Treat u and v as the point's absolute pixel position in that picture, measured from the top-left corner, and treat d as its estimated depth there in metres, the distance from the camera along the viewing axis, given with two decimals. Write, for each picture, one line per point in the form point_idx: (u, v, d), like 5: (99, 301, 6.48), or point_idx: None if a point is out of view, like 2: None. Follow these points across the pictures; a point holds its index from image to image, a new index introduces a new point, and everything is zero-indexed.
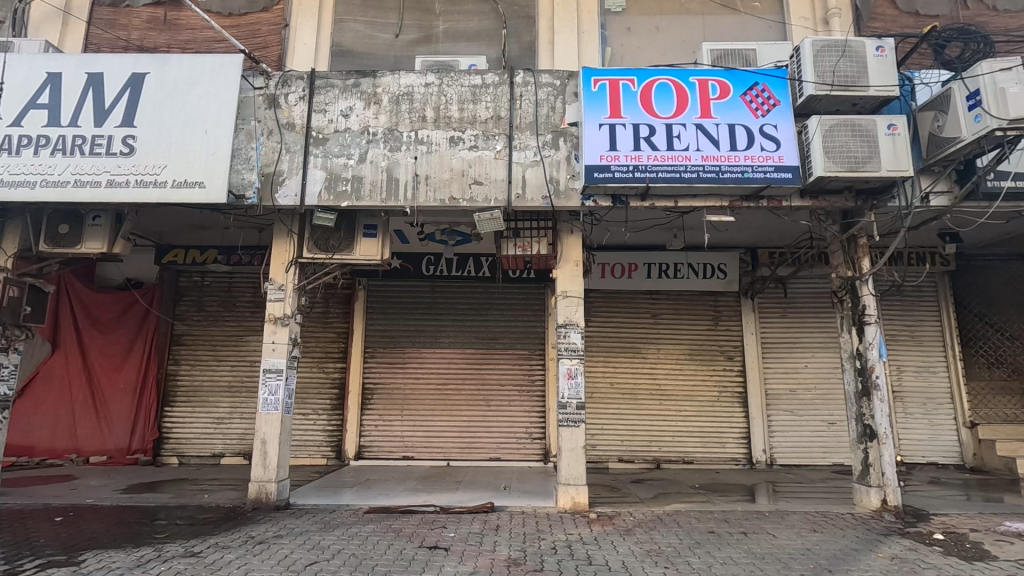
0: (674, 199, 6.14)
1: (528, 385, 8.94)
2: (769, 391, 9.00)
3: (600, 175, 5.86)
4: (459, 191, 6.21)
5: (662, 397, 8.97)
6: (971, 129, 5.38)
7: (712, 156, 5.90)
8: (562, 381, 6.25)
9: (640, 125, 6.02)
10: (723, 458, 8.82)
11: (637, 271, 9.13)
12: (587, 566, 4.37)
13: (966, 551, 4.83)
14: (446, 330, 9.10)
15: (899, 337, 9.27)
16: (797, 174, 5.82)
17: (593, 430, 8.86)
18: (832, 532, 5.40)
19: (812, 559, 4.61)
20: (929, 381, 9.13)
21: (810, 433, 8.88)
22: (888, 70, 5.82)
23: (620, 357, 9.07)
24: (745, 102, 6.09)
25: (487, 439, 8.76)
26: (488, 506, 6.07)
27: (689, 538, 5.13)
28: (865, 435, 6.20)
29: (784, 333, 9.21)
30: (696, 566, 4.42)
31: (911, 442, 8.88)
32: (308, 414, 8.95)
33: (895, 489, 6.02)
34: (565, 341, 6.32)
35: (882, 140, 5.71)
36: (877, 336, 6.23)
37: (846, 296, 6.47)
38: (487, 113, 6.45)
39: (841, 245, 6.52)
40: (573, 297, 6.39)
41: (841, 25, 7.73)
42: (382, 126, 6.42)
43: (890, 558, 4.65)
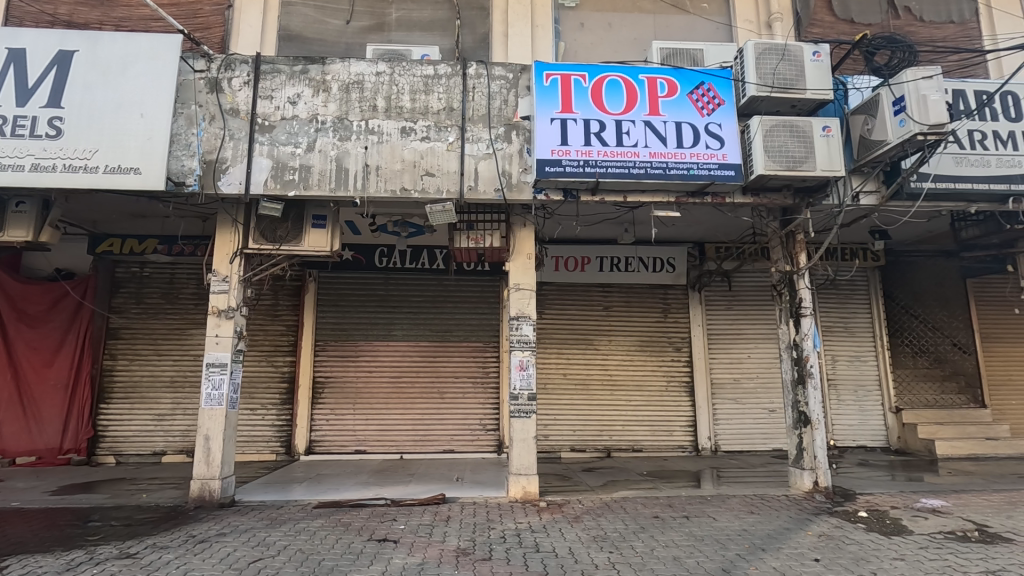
0: (623, 194, 6.27)
1: (482, 377, 9.00)
2: (714, 380, 9.36)
3: (551, 169, 5.92)
4: (411, 182, 6.15)
5: (613, 388, 9.19)
6: (896, 133, 5.73)
7: (659, 153, 6.07)
8: (514, 372, 6.31)
9: (591, 121, 6.11)
10: (670, 446, 9.11)
11: (590, 264, 9.27)
12: (535, 553, 4.46)
13: (885, 527, 5.20)
14: (400, 323, 9.02)
15: (834, 328, 9.80)
16: (739, 172, 6.05)
17: (547, 421, 8.99)
18: (767, 513, 5.69)
19: (747, 539, 4.86)
20: (860, 369, 9.71)
21: (752, 420, 9.31)
22: (823, 75, 6.12)
23: (574, 349, 9.23)
24: (692, 101, 6.27)
25: (441, 431, 8.76)
26: (440, 497, 6.10)
27: (634, 523, 5.30)
28: (800, 421, 6.54)
29: (728, 325, 9.59)
30: (640, 550, 4.57)
31: (843, 427, 9.43)
32: (255, 409, 8.70)
33: (825, 471, 6.41)
34: (517, 333, 6.39)
35: (817, 141, 6.00)
36: (812, 328, 6.58)
37: (784, 289, 6.80)
38: (439, 104, 6.40)
39: (780, 241, 6.84)
40: (525, 290, 6.45)
41: (782, 29, 8.07)
42: (332, 115, 6.28)
43: (817, 536, 4.94)
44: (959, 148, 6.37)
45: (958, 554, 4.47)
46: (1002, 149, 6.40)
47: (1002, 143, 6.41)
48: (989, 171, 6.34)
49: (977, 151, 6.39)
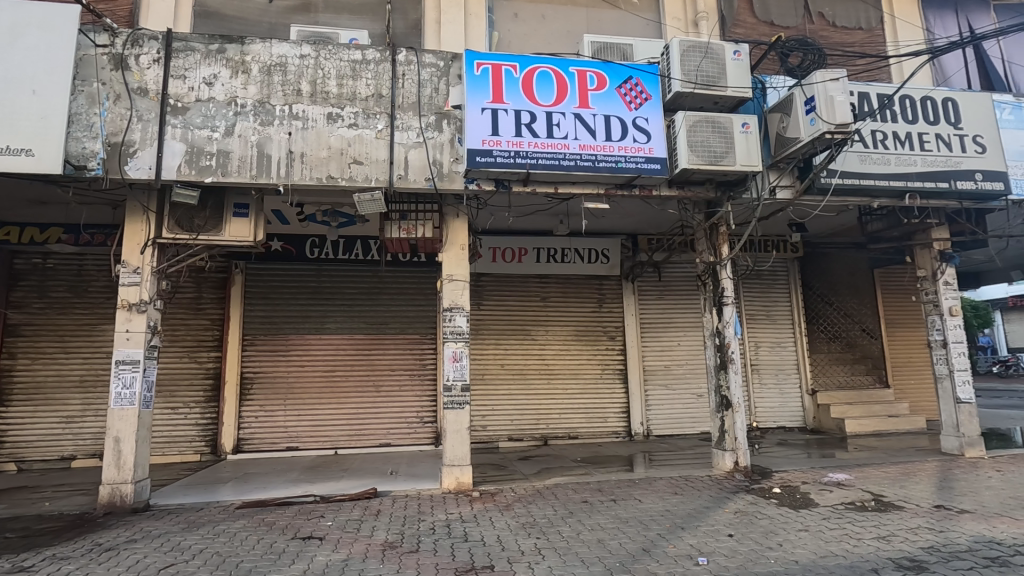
0: (554, 185, 6.34)
1: (419, 369, 8.91)
2: (647, 368, 9.67)
3: (482, 159, 5.90)
4: (338, 170, 5.96)
5: (550, 377, 9.32)
6: (808, 131, 6.09)
7: (589, 145, 6.16)
8: (447, 364, 6.29)
9: (521, 112, 6.12)
10: (605, 432, 9.36)
11: (527, 255, 9.32)
12: (463, 543, 4.47)
13: (795, 501, 5.56)
14: (333, 315, 8.77)
15: (757, 316, 10.33)
16: (664, 166, 6.25)
17: (484, 412, 9.01)
18: (690, 493, 5.97)
19: (668, 518, 5.08)
20: (781, 354, 10.29)
21: (682, 405, 9.71)
22: (743, 73, 6.41)
23: (511, 339, 9.29)
24: (620, 95, 6.39)
25: (377, 425, 8.63)
26: (371, 492, 6.00)
27: (564, 509, 5.43)
28: (722, 404, 6.86)
29: (660, 314, 9.93)
30: (566, 535, 4.68)
31: (765, 410, 9.99)
32: (176, 408, 8.22)
33: (745, 451, 6.78)
34: (450, 325, 6.35)
35: (737, 137, 6.28)
36: (733, 316, 6.90)
37: (708, 279, 7.09)
38: (367, 90, 6.23)
39: (704, 233, 7.12)
40: (459, 281, 6.42)
41: (708, 28, 8.36)
42: (252, 98, 5.99)
43: (733, 513, 5.22)
44: (864, 147, 6.84)
45: (856, 522, 4.84)
46: (900, 148, 6.93)
47: (901, 143, 6.94)
48: (890, 169, 6.85)
49: (880, 150, 6.88)
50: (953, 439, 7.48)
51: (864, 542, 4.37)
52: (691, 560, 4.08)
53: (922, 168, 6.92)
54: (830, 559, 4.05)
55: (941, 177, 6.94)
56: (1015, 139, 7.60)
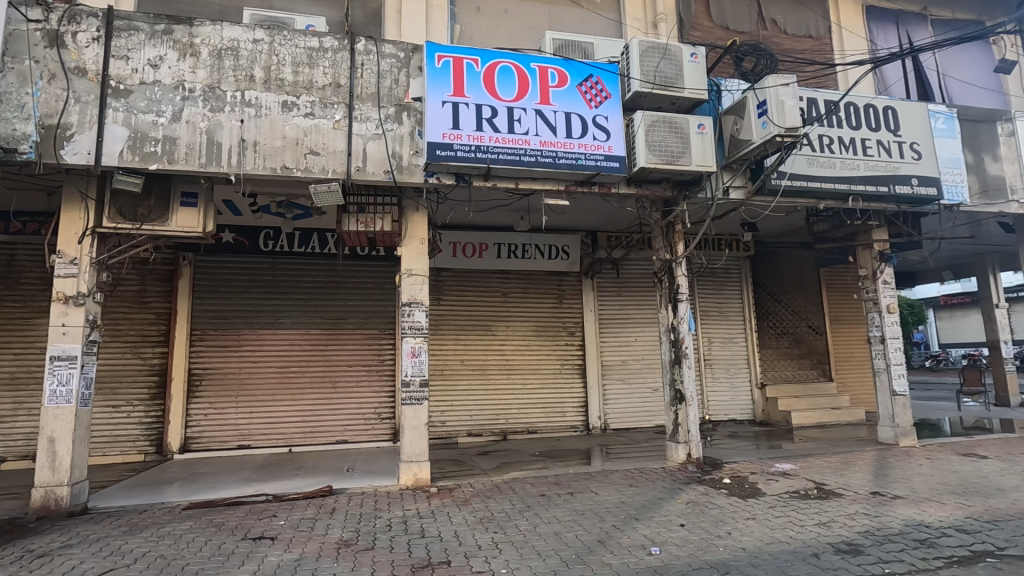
0: (515, 181, 6.34)
1: (377, 365, 8.78)
2: (605, 362, 9.84)
3: (442, 153, 5.85)
4: (293, 160, 5.79)
5: (510, 372, 9.35)
6: (759, 134, 6.31)
7: (550, 141, 6.20)
8: (405, 359, 6.22)
9: (483, 107, 6.09)
10: (564, 426, 9.47)
11: (487, 251, 9.30)
12: (420, 539, 4.44)
13: (744, 491, 5.78)
14: (288, 309, 8.53)
15: (710, 312, 10.64)
16: (623, 164, 6.35)
17: (443, 407, 8.96)
18: (644, 485, 6.11)
19: (623, 510, 5.19)
20: (732, 349, 10.64)
21: (638, 399, 9.92)
22: (699, 75, 6.58)
23: (471, 335, 9.26)
24: (581, 93, 6.44)
25: (334, 421, 8.46)
26: (327, 489, 5.88)
27: (521, 503, 5.46)
28: (676, 398, 7.05)
29: (618, 310, 10.10)
30: (523, 528, 4.72)
31: (717, 403, 10.31)
32: (118, 406, 7.82)
33: (697, 443, 6.98)
34: (409, 320, 6.29)
35: (693, 138, 6.45)
36: (687, 312, 7.10)
37: (664, 276, 7.26)
38: (324, 79, 6.08)
39: (661, 231, 7.28)
40: (418, 276, 6.36)
41: (667, 30, 8.48)
42: (201, 83, 5.74)
43: (686, 503, 5.38)
44: (811, 150, 7.13)
45: (799, 510, 5.07)
46: (845, 153, 7.26)
47: (845, 147, 7.27)
48: (835, 172, 7.17)
49: (826, 154, 7.19)
50: (889, 429, 7.92)
51: (807, 528, 4.58)
52: (645, 550, 4.18)
53: (864, 172, 7.27)
54: (775, 545, 4.22)
55: (882, 181, 7.31)
56: (948, 147, 8.05)
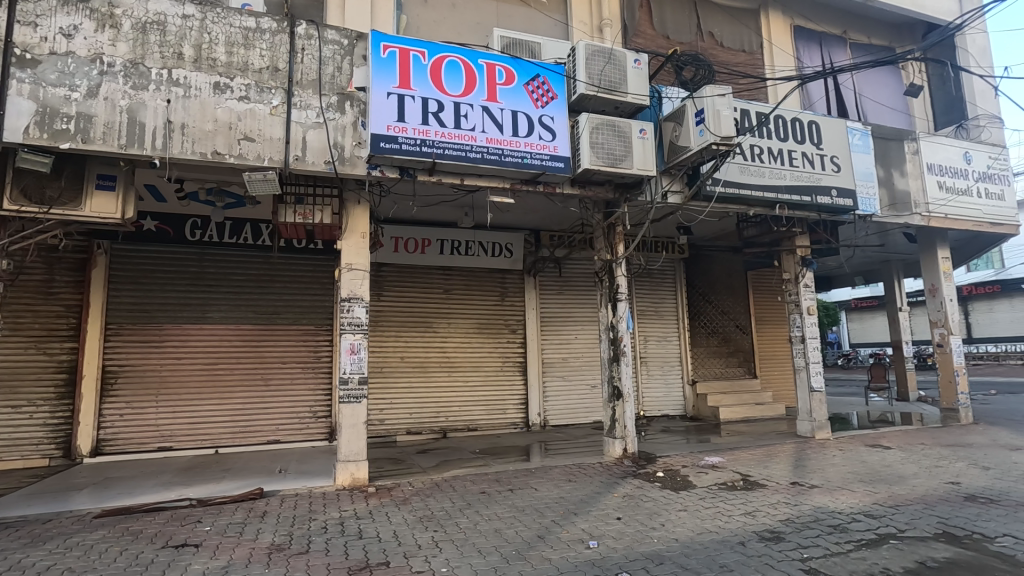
0: (460, 177, 6.29)
1: (313, 362, 8.48)
2: (545, 360, 9.96)
3: (386, 145, 5.72)
4: (225, 145, 5.48)
5: (451, 369, 9.29)
6: (697, 141, 6.58)
7: (496, 139, 6.19)
8: (343, 356, 6.05)
9: (429, 100, 5.99)
10: (504, 423, 9.51)
11: (430, 247, 9.17)
12: (357, 541, 4.33)
13: (676, 483, 6.02)
14: (216, 303, 8.07)
15: (647, 312, 10.97)
16: (567, 165, 6.45)
17: (382, 405, 8.78)
18: (582, 480, 6.24)
19: (562, 505, 5.28)
20: (667, 348, 11.03)
21: (577, 396, 10.11)
22: (642, 81, 6.78)
23: (412, 332, 9.12)
24: (528, 92, 6.47)
25: (265, 421, 8.10)
26: (257, 492, 5.63)
27: (461, 500, 5.44)
28: (614, 395, 7.23)
29: (559, 308, 10.25)
30: (463, 526, 4.70)
31: (652, 399, 10.68)
32: (19, 406, 7.12)
33: (633, 438, 7.21)
34: (348, 316, 6.11)
35: (635, 142, 6.64)
36: (626, 311, 7.32)
37: (605, 276, 7.44)
38: (261, 62, 5.79)
39: (603, 232, 7.45)
40: (359, 270, 6.19)
41: (611, 35, 8.65)
42: (122, 58, 5.33)
43: (622, 497, 5.54)
44: (743, 159, 7.51)
45: (727, 500, 5.35)
46: (773, 163, 7.69)
47: (774, 158, 7.71)
48: (764, 181, 7.58)
49: (756, 163, 7.59)
50: (806, 423, 8.48)
51: (734, 518, 4.83)
52: (583, 544, 4.27)
53: (790, 182, 7.74)
54: (705, 535, 4.42)
55: (805, 191, 7.80)
56: (863, 161, 8.71)
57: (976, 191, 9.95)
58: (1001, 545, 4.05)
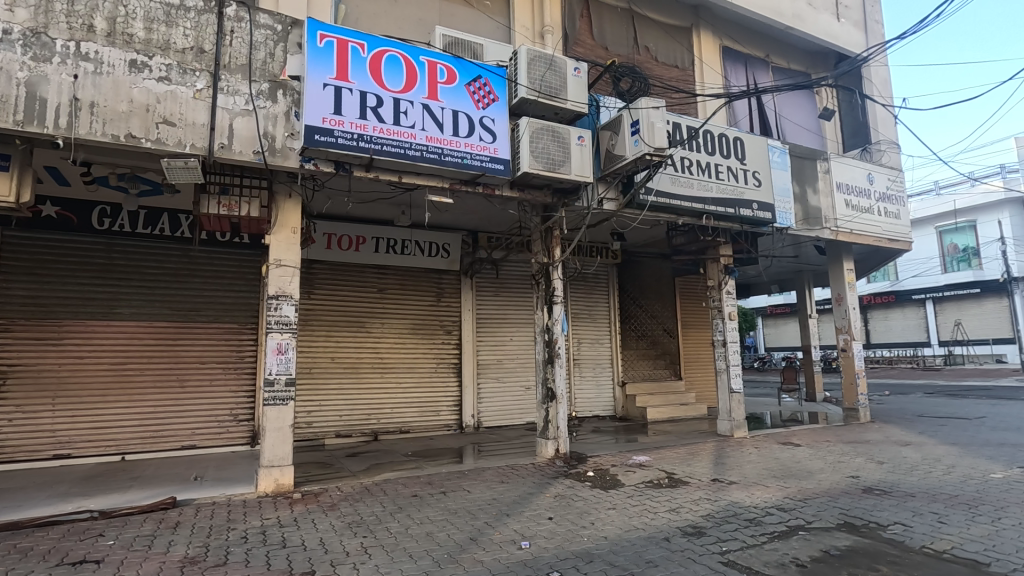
0: (398, 174, 6.17)
1: (235, 362, 8.03)
2: (480, 361, 9.96)
3: (321, 138, 5.52)
4: (140, 128, 5.08)
5: (383, 370, 9.08)
6: (632, 151, 6.82)
7: (435, 138, 6.12)
8: (270, 356, 5.78)
9: (367, 94, 5.84)
10: (437, 425, 9.42)
11: (365, 244, 8.93)
12: (280, 550, 4.14)
13: (606, 482, 6.19)
14: (126, 298, 7.47)
15: (581, 315, 11.20)
16: (507, 167, 6.48)
17: (310, 408, 8.45)
18: (515, 481, 6.28)
19: (495, 506, 5.28)
20: (599, 350, 11.31)
21: (511, 397, 10.18)
22: (581, 89, 6.95)
23: (344, 332, 8.84)
24: (469, 93, 6.44)
25: (179, 425, 7.58)
26: (169, 501, 5.25)
27: (392, 504, 5.32)
28: (547, 396, 7.34)
29: (495, 310, 10.27)
30: (394, 530, 4.60)
31: (583, 401, 10.91)
32: None
33: (564, 439, 7.34)
34: (276, 314, 5.84)
35: (573, 148, 6.78)
36: (561, 314, 7.45)
37: (541, 278, 7.54)
38: (185, 42, 5.44)
39: (540, 235, 7.56)
40: (288, 267, 5.93)
41: (552, 42, 8.76)
42: (21, 25, 4.84)
43: (553, 496, 5.62)
44: (674, 170, 7.85)
45: (652, 498, 5.55)
46: (701, 176, 8.09)
47: (702, 170, 8.11)
48: (693, 192, 7.96)
49: (686, 175, 7.96)
50: (726, 422, 8.97)
51: (659, 514, 5.02)
52: (515, 544, 4.29)
53: (716, 194, 8.17)
54: (633, 532, 4.57)
55: (730, 203, 8.26)
56: (782, 178, 9.33)
57: (877, 209, 10.91)
58: (893, 532, 4.45)
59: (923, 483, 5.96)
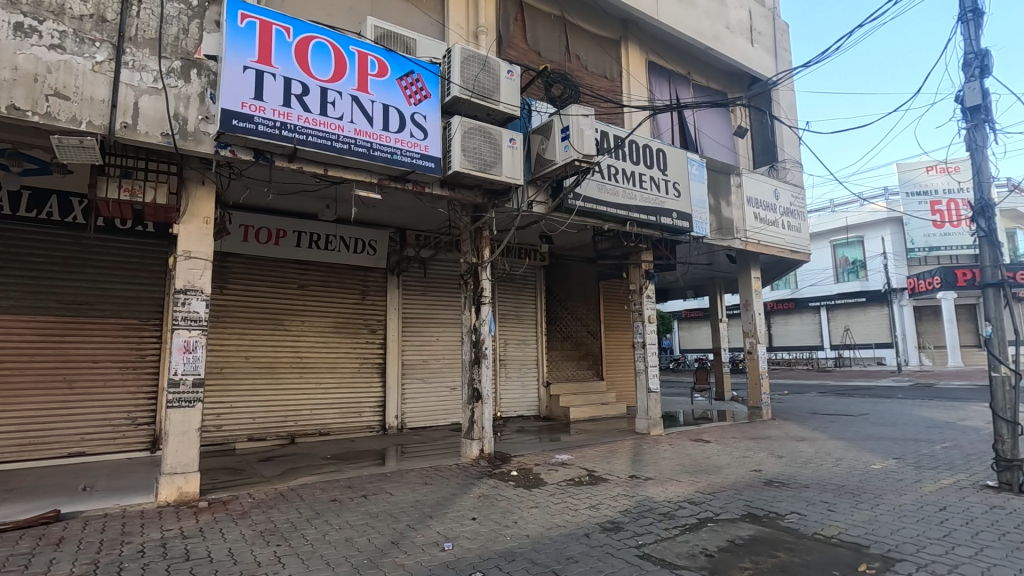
0: (323, 166, 5.93)
1: (136, 361, 7.39)
2: (405, 362, 9.78)
3: (239, 124, 5.20)
4: (27, 100, 4.55)
5: (302, 370, 8.69)
6: (562, 156, 6.96)
7: (364, 131, 5.94)
8: (175, 355, 5.37)
9: (292, 81, 5.57)
10: (359, 427, 9.15)
11: (285, 238, 8.51)
12: (183, 563, 3.85)
13: (529, 481, 6.27)
14: (4, 289, 6.66)
15: (508, 317, 11.28)
16: (438, 165, 6.42)
17: (220, 410, 7.94)
18: (439, 482, 6.23)
19: (418, 508, 5.20)
20: (525, 351, 11.44)
21: (436, 398, 10.08)
22: (513, 92, 7.02)
23: (260, 329, 8.38)
24: (401, 88, 6.30)
25: (67, 430, 6.86)
26: (51, 514, 4.73)
27: (309, 510, 5.10)
28: (473, 396, 7.33)
29: (422, 309, 10.13)
30: (311, 537, 4.41)
31: (508, 401, 11.00)
32: None
33: (489, 439, 7.36)
34: (184, 310, 5.44)
35: (505, 150, 6.83)
36: (488, 314, 7.48)
37: (469, 279, 7.53)
38: (83, 8, 4.94)
39: (470, 235, 7.55)
40: (198, 259, 5.54)
41: (486, 43, 8.76)
42: None
43: (477, 497, 5.63)
44: (601, 177, 8.10)
45: (573, 495, 5.69)
46: (626, 184, 8.40)
47: (627, 178, 8.43)
48: (618, 199, 8.25)
49: (612, 182, 8.24)
50: (644, 421, 9.37)
51: (580, 511, 5.15)
52: (438, 546, 4.25)
53: (639, 202, 8.50)
54: (554, 529, 4.65)
55: (652, 212, 8.63)
56: (699, 190, 9.72)
57: (782, 223, 11.81)
58: (790, 520, 4.84)
59: (816, 475, 6.52)
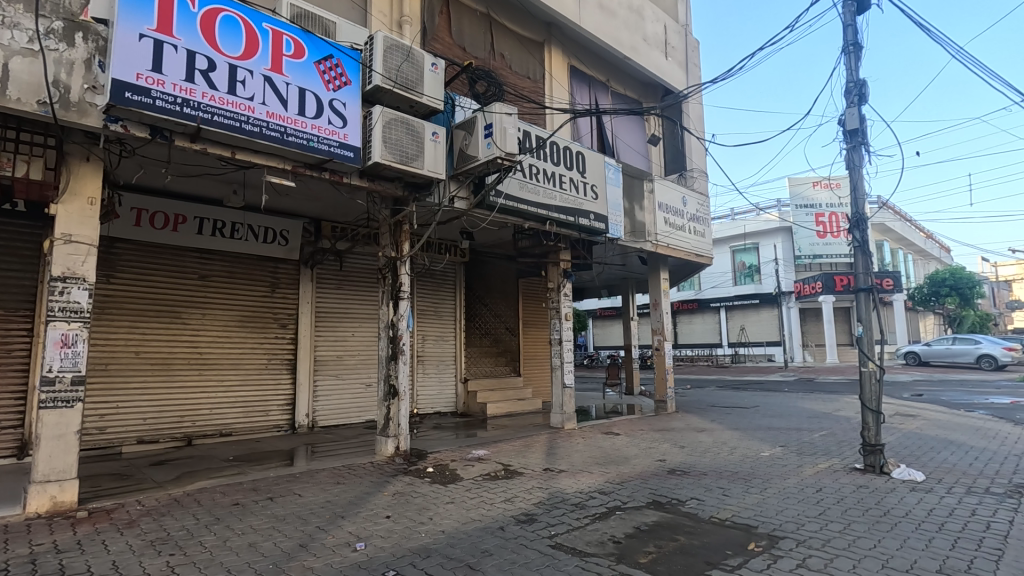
0: (231, 149, 5.55)
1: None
2: (317, 358, 9.38)
3: (134, 97, 4.75)
4: None
5: (202, 367, 8.10)
6: (484, 152, 6.96)
7: (278, 115, 5.64)
8: (50, 351, 4.82)
9: (196, 55, 5.17)
10: (265, 426, 8.69)
11: (185, 224, 7.88)
12: None
13: (445, 477, 6.24)
14: None
15: (427, 312, 11.14)
16: (357, 155, 6.22)
17: (104, 410, 7.22)
18: (351, 481, 6.04)
19: (329, 509, 5.02)
20: (443, 347, 11.37)
21: (349, 395, 9.77)
22: (437, 85, 6.93)
23: (153, 323, 7.70)
24: (318, 72, 6.03)
25: None
26: None
27: (208, 516, 4.76)
28: (389, 393, 7.17)
29: (336, 303, 9.77)
30: (209, 544, 4.13)
31: (425, 397, 10.87)
32: None
33: (405, 436, 7.25)
34: (62, 300, 4.88)
35: (427, 143, 6.74)
36: (407, 310, 7.37)
37: (388, 273, 7.38)
38: None
39: (389, 228, 7.37)
40: (81, 244, 5.00)
41: (410, 33, 8.57)
42: None
43: (392, 495, 5.52)
44: (523, 176, 8.22)
45: (489, 490, 5.74)
46: (547, 184, 8.58)
47: (548, 178, 8.62)
48: (538, 198, 8.40)
49: (533, 182, 8.37)
50: (558, 415, 9.61)
51: (495, 505, 5.21)
52: (350, 547, 4.13)
53: (559, 202, 8.71)
54: (469, 524, 4.67)
55: (571, 212, 8.87)
56: (614, 194, 10.27)
57: (688, 227, 12.57)
58: (690, 506, 5.19)
59: (714, 463, 7.03)
